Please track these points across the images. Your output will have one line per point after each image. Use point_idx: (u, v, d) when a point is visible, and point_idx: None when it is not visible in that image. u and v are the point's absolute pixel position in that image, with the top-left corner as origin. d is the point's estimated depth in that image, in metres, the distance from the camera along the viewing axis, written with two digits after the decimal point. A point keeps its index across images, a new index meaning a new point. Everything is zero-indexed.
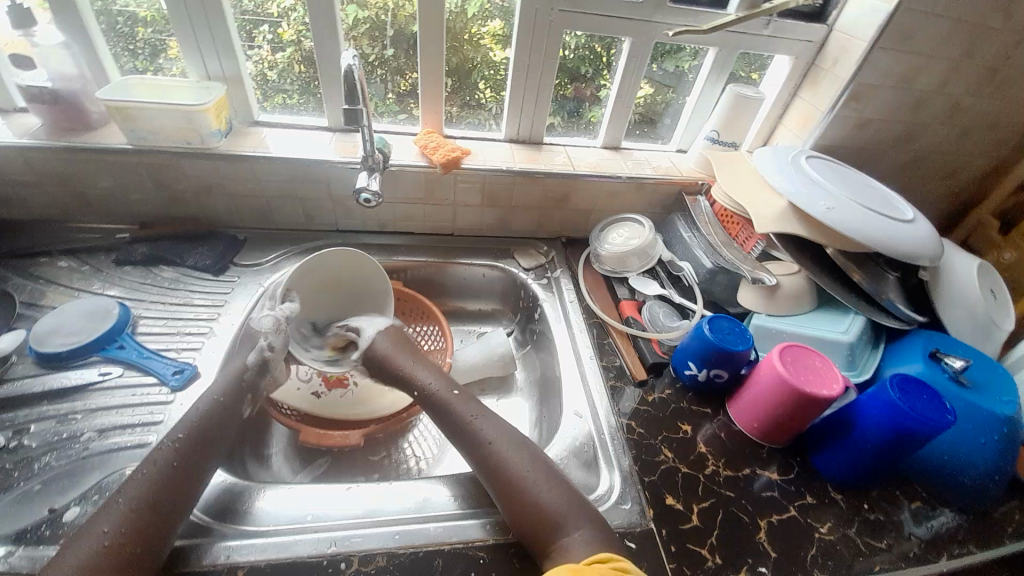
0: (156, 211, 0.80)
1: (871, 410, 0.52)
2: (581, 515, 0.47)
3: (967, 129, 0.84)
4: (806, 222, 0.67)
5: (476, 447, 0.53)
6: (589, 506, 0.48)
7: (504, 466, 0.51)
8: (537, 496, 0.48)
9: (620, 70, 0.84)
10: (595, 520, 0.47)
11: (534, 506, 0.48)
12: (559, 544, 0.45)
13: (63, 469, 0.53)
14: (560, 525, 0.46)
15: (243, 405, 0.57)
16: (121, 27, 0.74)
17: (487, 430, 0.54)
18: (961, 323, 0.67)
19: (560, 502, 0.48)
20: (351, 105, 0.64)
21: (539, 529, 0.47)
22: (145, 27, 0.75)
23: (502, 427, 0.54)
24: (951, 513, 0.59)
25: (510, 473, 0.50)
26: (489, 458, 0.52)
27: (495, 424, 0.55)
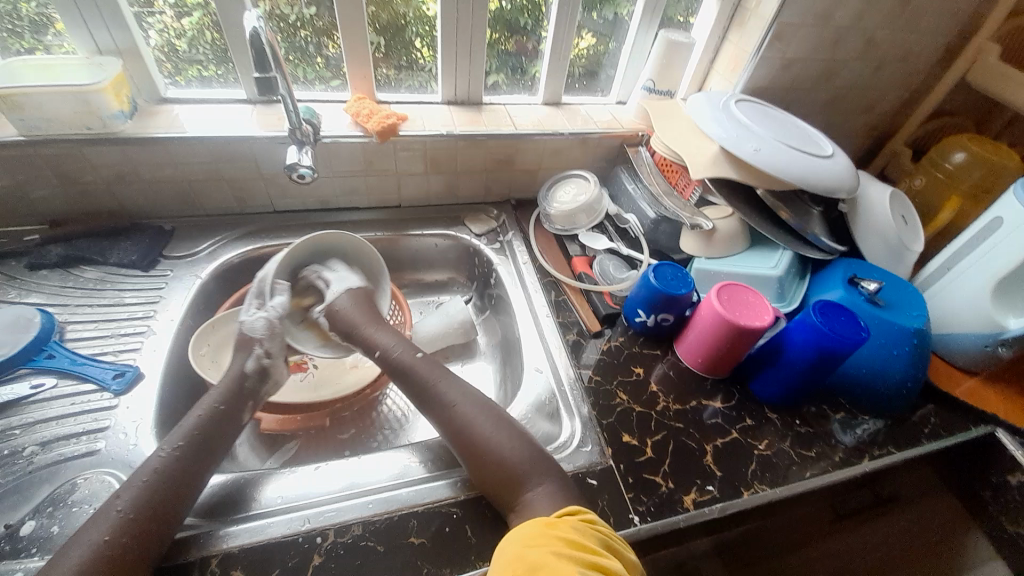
0: (67, 207, 0.73)
1: (798, 335, 0.58)
2: (541, 465, 0.50)
3: (881, 63, 0.88)
4: (737, 165, 0.70)
5: (442, 411, 0.55)
6: (548, 458, 0.52)
7: (469, 421, 0.53)
8: (499, 452, 0.51)
9: (554, 19, 0.81)
10: (554, 470, 0.50)
11: (497, 463, 0.50)
12: (524, 492, 0.49)
13: (9, 487, 0.51)
14: (520, 476, 0.49)
15: (244, 410, 0.56)
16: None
17: (451, 393, 0.56)
18: (876, 248, 0.74)
19: (522, 456, 0.50)
20: (262, 72, 0.59)
21: (500, 481, 0.50)
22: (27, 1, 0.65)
23: (466, 391, 0.57)
24: (870, 420, 0.66)
25: (473, 429, 0.53)
26: (454, 418, 0.54)
27: (460, 389, 0.57)
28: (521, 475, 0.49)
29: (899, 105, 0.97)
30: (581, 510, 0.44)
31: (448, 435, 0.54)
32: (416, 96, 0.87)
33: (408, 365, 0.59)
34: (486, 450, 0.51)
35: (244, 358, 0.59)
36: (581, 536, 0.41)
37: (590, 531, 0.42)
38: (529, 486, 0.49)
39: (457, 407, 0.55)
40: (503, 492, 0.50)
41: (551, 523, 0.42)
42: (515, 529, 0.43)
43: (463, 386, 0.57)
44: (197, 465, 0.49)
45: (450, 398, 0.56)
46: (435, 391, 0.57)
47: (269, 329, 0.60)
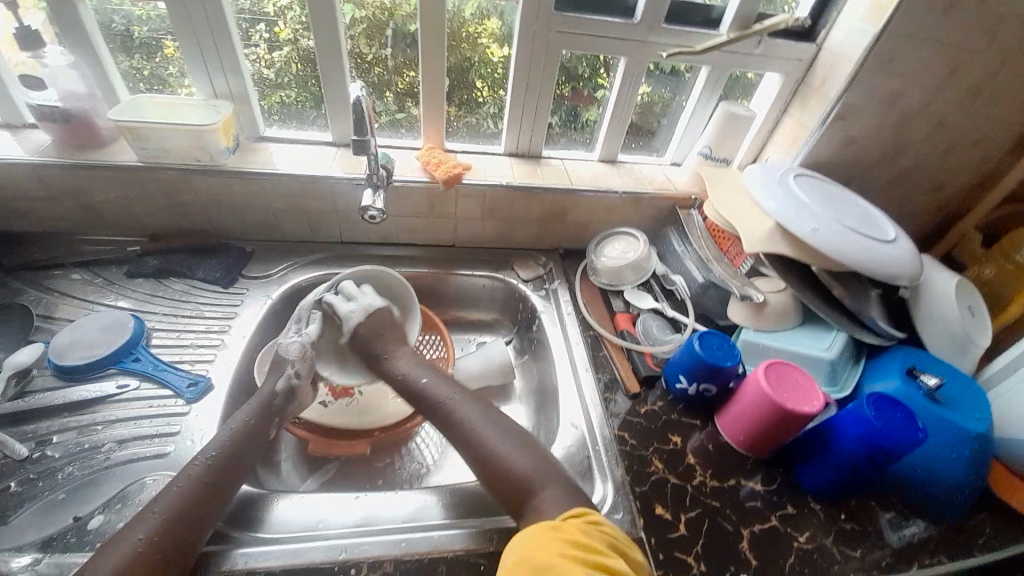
0: (166, 224, 0.82)
1: (849, 427, 0.56)
2: (551, 476, 0.52)
3: (951, 146, 0.86)
4: (792, 241, 0.70)
5: (460, 433, 0.57)
6: (559, 471, 0.53)
7: (477, 434, 0.56)
8: (512, 463, 0.53)
9: (618, 83, 0.86)
10: (564, 481, 0.52)
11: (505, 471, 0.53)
12: (536, 502, 0.50)
13: (85, 479, 0.57)
14: (531, 486, 0.51)
15: (270, 427, 0.60)
16: (116, 25, 0.73)
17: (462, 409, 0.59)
18: (938, 341, 0.71)
19: (529, 465, 0.53)
20: (359, 135, 0.67)
21: (512, 491, 0.52)
22: (141, 26, 0.74)
23: (480, 407, 0.59)
24: (924, 524, 0.62)
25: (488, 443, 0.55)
26: (471, 440, 0.56)
27: (471, 403, 0.60)
28: (534, 485, 0.51)
29: (970, 188, 0.94)
30: (585, 511, 0.46)
31: (464, 450, 0.57)
32: (480, 146, 0.94)
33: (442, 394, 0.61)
34: (495, 458, 0.54)
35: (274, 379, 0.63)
36: (585, 536, 0.42)
37: (596, 532, 0.43)
38: (541, 494, 0.51)
39: (473, 428, 0.57)
40: (515, 501, 0.52)
41: (555, 526, 0.44)
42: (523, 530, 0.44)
43: (475, 405, 0.59)
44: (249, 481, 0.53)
45: (467, 411, 0.59)
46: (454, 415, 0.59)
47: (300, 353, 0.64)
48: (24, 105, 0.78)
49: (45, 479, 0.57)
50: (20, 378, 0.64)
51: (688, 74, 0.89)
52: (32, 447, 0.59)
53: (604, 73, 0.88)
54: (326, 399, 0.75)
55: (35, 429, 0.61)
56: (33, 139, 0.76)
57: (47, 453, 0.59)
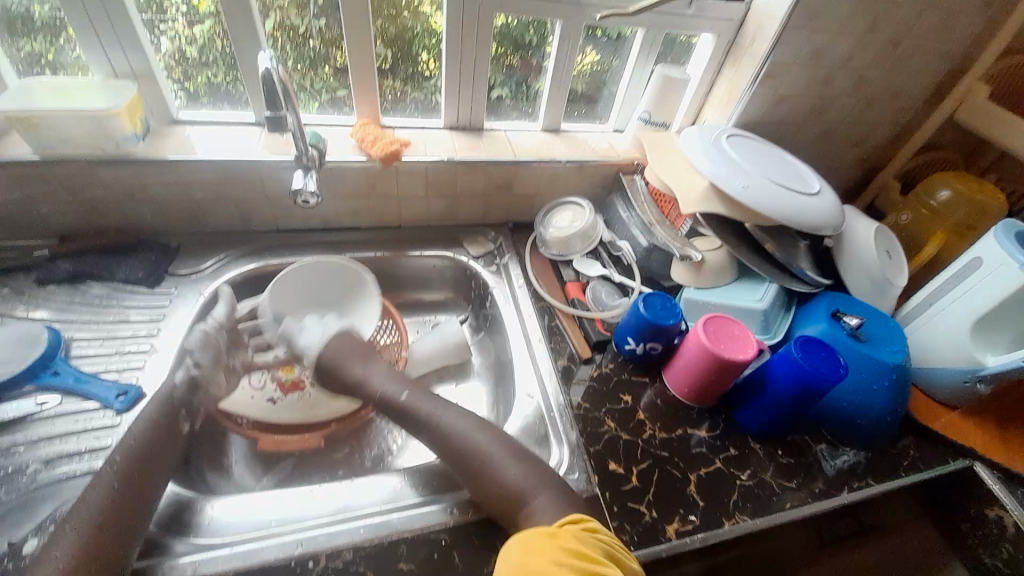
0: (77, 223, 0.75)
1: (780, 370, 0.59)
2: (543, 482, 0.53)
3: (871, 100, 0.91)
4: (726, 200, 0.72)
5: (447, 445, 0.58)
6: (550, 479, 0.54)
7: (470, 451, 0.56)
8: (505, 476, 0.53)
9: (556, 51, 0.84)
10: (556, 490, 0.53)
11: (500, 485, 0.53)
12: (527, 512, 0.51)
13: (14, 504, 0.53)
14: (522, 498, 0.52)
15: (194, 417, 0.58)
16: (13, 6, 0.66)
17: (451, 425, 0.59)
18: (859, 284, 0.76)
19: (523, 478, 0.53)
20: (274, 112, 0.63)
21: (502, 503, 0.53)
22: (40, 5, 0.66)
23: (468, 417, 0.60)
24: (851, 450, 0.68)
25: (479, 459, 0.56)
26: (460, 456, 0.57)
27: (461, 418, 0.60)
28: (525, 494, 0.52)
29: (889, 139, 1.00)
30: (580, 518, 0.46)
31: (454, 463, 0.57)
32: (421, 120, 0.90)
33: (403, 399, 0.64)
34: (490, 473, 0.54)
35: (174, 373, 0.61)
36: (583, 545, 0.43)
37: (592, 542, 0.43)
38: (532, 504, 0.51)
39: (461, 440, 0.57)
40: (506, 512, 0.52)
41: (553, 534, 0.44)
42: (515, 537, 0.45)
43: (464, 416, 0.60)
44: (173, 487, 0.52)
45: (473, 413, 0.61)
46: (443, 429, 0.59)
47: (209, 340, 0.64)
48: None
49: None
50: None
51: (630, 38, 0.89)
52: None
53: (549, 40, 0.86)
54: (274, 396, 0.73)
55: None
56: None
57: None
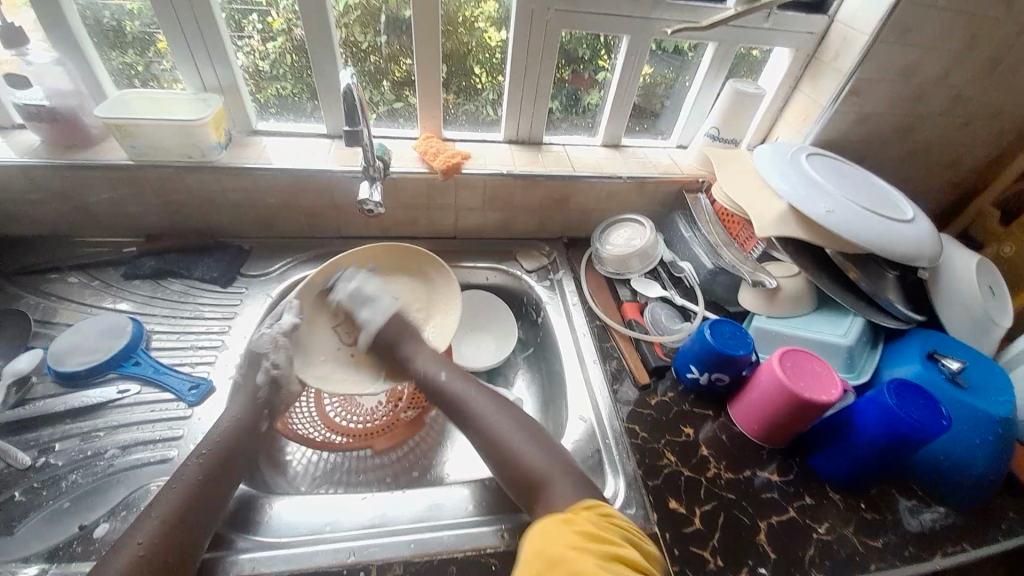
0: (160, 223, 0.81)
1: (869, 415, 0.54)
2: (565, 471, 0.51)
3: (970, 119, 0.83)
4: (806, 224, 0.67)
5: (474, 425, 0.58)
6: (572, 466, 0.52)
7: (490, 433, 0.56)
8: (527, 457, 0.53)
9: (620, 64, 0.82)
10: (580, 479, 0.51)
11: (519, 463, 0.53)
12: (547, 496, 0.49)
13: (90, 487, 0.56)
14: (543, 480, 0.51)
15: (258, 419, 0.60)
16: (107, 21, 0.71)
17: (479, 405, 0.60)
18: (956, 322, 0.69)
19: (542, 460, 0.52)
20: (352, 126, 0.65)
21: (526, 487, 0.51)
22: (132, 20, 0.71)
23: (493, 399, 0.60)
24: (945, 510, 0.60)
25: (502, 435, 0.55)
26: (490, 437, 0.56)
27: (485, 399, 0.60)
28: (546, 476, 0.51)
29: (989, 162, 0.91)
30: (598, 504, 0.44)
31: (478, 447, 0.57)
32: (479, 133, 0.91)
33: (440, 377, 0.64)
34: (511, 452, 0.54)
35: (255, 374, 0.62)
36: (598, 529, 0.41)
37: (608, 525, 0.42)
38: (553, 488, 0.49)
39: (489, 421, 0.57)
40: (526, 495, 0.51)
41: (568, 519, 0.43)
42: (539, 522, 0.44)
43: (485, 390, 0.62)
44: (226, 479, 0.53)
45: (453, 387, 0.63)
46: (476, 414, 0.59)
47: (273, 344, 0.63)
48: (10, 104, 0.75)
49: (50, 487, 0.56)
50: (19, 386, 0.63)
51: (691, 52, 0.85)
52: (35, 455, 0.58)
53: (606, 55, 0.84)
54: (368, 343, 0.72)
55: (38, 437, 0.60)
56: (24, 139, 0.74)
57: (50, 461, 0.58)
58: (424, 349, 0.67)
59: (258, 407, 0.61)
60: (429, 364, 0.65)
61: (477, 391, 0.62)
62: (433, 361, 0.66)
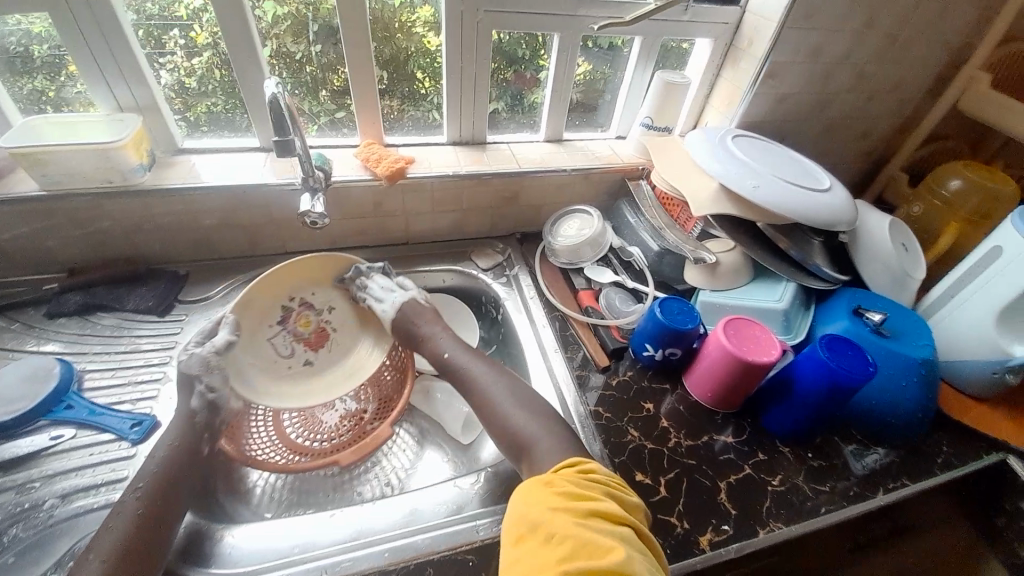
0: (86, 256, 0.75)
1: (807, 370, 0.58)
2: (554, 429, 0.53)
3: (872, 94, 0.91)
4: (737, 200, 0.72)
5: (479, 391, 0.59)
6: (558, 422, 0.54)
7: (491, 398, 0.57)
8: (516, 420, 0.54)
9: (554, 61, 0.85)
10: (564, 433, 0.52)
11: (509, 430, 0.54)
12: (532, 456, 0.51)
13: (31, 541, 0.52)
14: (529, 442, 0.52)
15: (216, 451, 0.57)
16: (12, 47, 0.66)
17: (488, 375, 0.60)
18: (877, 278, 0.75)
19: (533, 424, 0.53)
20: (282, 136, 0.62)
21: (513, 447, 0.53)
22: (40, 44, 0.66)
23: (496, 368, 0.61)
24: (883, 449, 0.66)
25: (496, 401, 0.57)
26: (488, 398, 0.57)
27: (493, 368, 0.61)
28: (533, 439, 0.52)
29: (893, 131, 1.00)
30: (578, 463, 0.45)
31: (484, 413, 0.57)
32: (423, 137, 0.91)
33: (460, 360, 0.63)
34: (506, 417, 0.55)
35: (188, 399, 0.58)
36: (577, 487, 0.41)
37: (589, 483, 0.42)
38: (540, 447, 0.51)
39: (487, 388, 0.59)
40: (513, 451, 0.53)
41: (549, 482, 0.42)
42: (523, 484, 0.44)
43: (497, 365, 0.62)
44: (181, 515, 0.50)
45: (459, 363, 0.63)
46: (480, 381, 0.60)
47: (206, 365, 0.59)
48: None
49: None
50: None
51: (624, 48, 0.89)
52: None
53: (543, 54, 0.86)
54: (308, 356, 0.70)
55: None
56: None
57: None
58: (448, 333, 0.66)
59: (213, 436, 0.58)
60: (452, 346, 0.64)
61: (489, 365, 0.62)
62: (451, 340, 0.65)
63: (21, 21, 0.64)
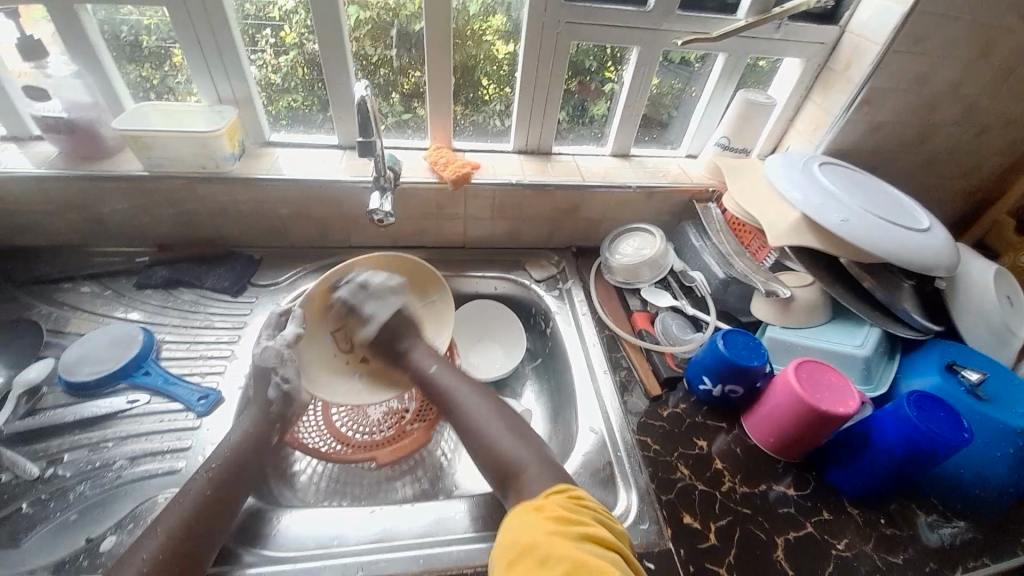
0: (174, 234, 0.81)
1: (888, 428, 0.52)
2: (538, 458, 0.51)
3: (983, 128, 0.82)
4: (819, 233, 0.67)
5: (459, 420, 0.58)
6: (546, 454, 0.52)
7: (473, 423, 0.56)
8: (502, 445, 0.53)
9: (630, 76, 0.83)
10: (553, 463, 0.50)
11: (494, 455, 0.53)
12: (520, 483, 0.49)
13: (96, 499, 0.56)
14: (516, 468, 0.50)
15: (271, 433, 0.60)
16: (125, 36, 0.73)
17: (462, 397, 0.60)
18: (976, 332, 0.67)
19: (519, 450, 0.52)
20: (365, 137, 0.65)
21: (502, 475, 0.51)
22: (149, 35, 0.73)
23: (474, 390, 0.60)
24: (967, 526, 0.59)
25: (480, 427, 0.56)
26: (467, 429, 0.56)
27: (469, 388, 0.61)
28: (522, 466, 0.50)
29: (1004, 170, 0.89)
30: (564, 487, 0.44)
31: (465, 441, 0.56)
32: (488, 144, 0.91)
33: (439, 375, 0.63)
34: (490, 443, 0.53)
35: (264, 390, 0.61)
36: (568, 512, 0.40)
37: (578, 508, 0.41)
38: (527, 475, 0.49)
39: (470, 413, 0.57)
40: (504, 484, 0.51)
41: (539, 508, 0.41)
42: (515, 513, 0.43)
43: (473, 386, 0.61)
44: (233, 492, 0.53)
45: (442, 383, 0.62)
46: (457, 406, 0.59)
47: (279, 359, 0.61)
48: (29, 117, 0.77)
49: (57, 499, 0.56)
50: (30, 396, 0.63)
51: (697, 63, 0.86)
52: (44, 467, 0.58)
53: (613, 69, 0.85)
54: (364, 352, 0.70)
55: (46, 448, 0.60)
56: (40, 152, 0.75)
57: (58, 472, 0.58)
58: (422, 347, 0.67)
59: (272, 419, 0.60)
60: (427, 361, 0.64)
61: (459, 384, 0.61)
62: (431, 358, 0.65)
63: (133, 12, 0.70)
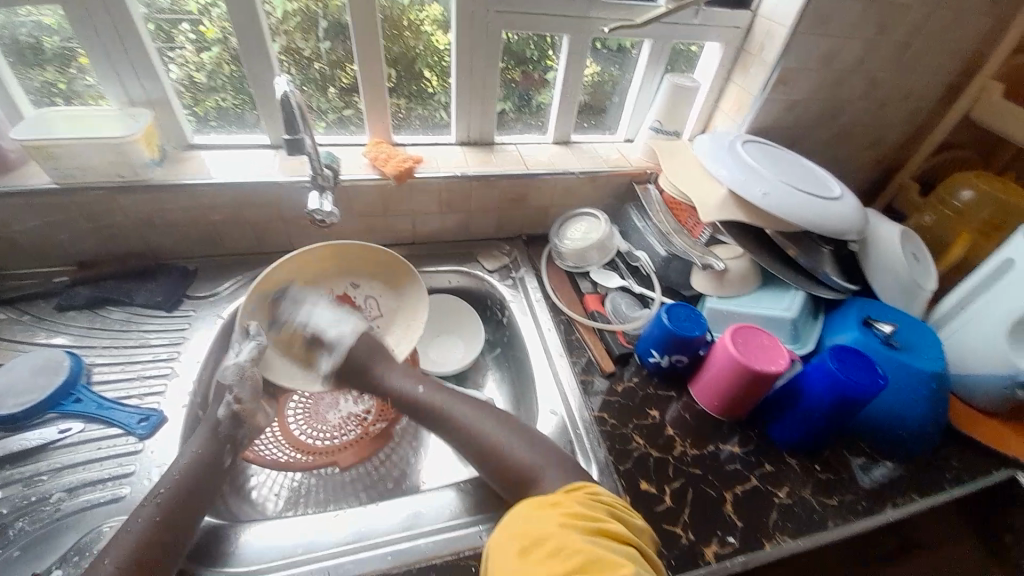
0: (97, 250, 0.76)
1: (815, 382, 0.57)
2: (552, 461, 0.53)
3: (887, 102, 0.90)
4: (748, 208, 0.71)
5: (454, 431, 0.59)
6: (558, 454, 0.54)
7: (478, 434, 0.57)
8: (514, 456, 0.54)
9: (565, 62, 0.84)
10: (564, 463, 0.53)
11: (508, 464, 0.54)
12: (540, 487, 0.51)
13: (40, 533, 0.52)
14: (534, 473, 0.52)
15: (224, 455, 0.57)
16: (23, 38, 0.66)
17: (457, 408, 0.60)
18: (887, 288, 0.74)
19: (532, 457, 0.53)
20: (292, 133, 0.63)
21: (517, 482, 0.53)
22: (51, 36, 0.67)
23: (477, 409, 0.59)
24: (890, 463, 0.66)
25: (490, 439, 0.56)
26: (477, 440, 0.57)
27: (469, 403, 0.60)
28: (536, 472, 0.52)
29: (907, 139, 0.98)
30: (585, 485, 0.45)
31: (470, 452, 0.57)
32: (432, 136, 0.90)
33: (416, 394, 0.63)
34: (502, 455, 0.54)
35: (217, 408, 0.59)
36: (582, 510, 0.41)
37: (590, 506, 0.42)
38: (545, 479, 0.51)
39: (471, 426, 0.58)
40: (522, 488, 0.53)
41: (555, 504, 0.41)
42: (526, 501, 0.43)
43: (469, 402, 0.60)
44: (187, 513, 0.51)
45: (431, 399, 0.61)
46: (448, 414, 0.60)
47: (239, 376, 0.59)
48: None
49: None
50: None
51: (633, 49, 0.88)
52: None
53: (551, 53, 0.86)
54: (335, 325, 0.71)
55: None
56: None
57: None
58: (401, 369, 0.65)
59: (222, 439, 0.58)
60: (402, 380, 0.64)
61: (450, 396, 0.61)
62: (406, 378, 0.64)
63: (31, 13, 0.64)
